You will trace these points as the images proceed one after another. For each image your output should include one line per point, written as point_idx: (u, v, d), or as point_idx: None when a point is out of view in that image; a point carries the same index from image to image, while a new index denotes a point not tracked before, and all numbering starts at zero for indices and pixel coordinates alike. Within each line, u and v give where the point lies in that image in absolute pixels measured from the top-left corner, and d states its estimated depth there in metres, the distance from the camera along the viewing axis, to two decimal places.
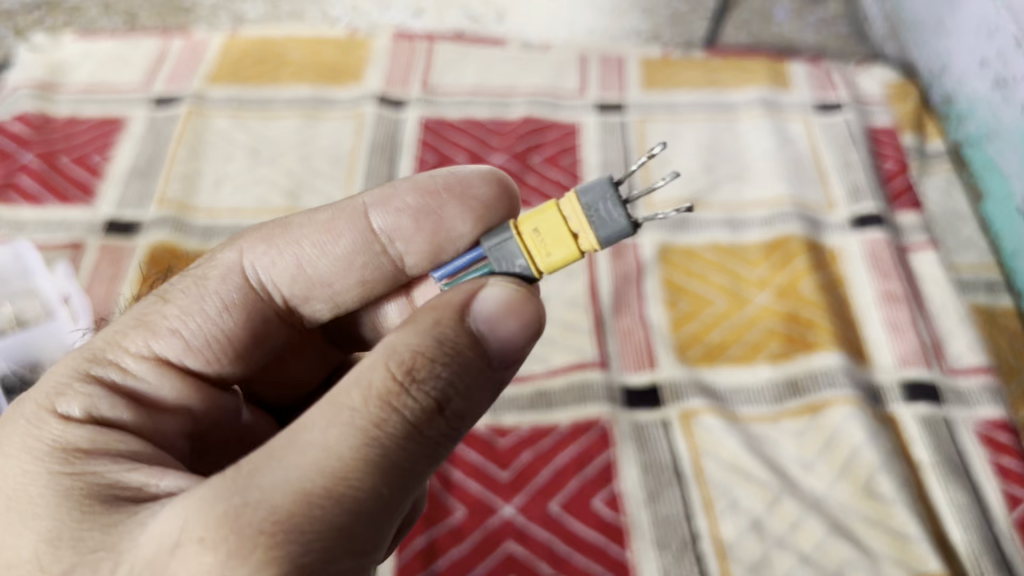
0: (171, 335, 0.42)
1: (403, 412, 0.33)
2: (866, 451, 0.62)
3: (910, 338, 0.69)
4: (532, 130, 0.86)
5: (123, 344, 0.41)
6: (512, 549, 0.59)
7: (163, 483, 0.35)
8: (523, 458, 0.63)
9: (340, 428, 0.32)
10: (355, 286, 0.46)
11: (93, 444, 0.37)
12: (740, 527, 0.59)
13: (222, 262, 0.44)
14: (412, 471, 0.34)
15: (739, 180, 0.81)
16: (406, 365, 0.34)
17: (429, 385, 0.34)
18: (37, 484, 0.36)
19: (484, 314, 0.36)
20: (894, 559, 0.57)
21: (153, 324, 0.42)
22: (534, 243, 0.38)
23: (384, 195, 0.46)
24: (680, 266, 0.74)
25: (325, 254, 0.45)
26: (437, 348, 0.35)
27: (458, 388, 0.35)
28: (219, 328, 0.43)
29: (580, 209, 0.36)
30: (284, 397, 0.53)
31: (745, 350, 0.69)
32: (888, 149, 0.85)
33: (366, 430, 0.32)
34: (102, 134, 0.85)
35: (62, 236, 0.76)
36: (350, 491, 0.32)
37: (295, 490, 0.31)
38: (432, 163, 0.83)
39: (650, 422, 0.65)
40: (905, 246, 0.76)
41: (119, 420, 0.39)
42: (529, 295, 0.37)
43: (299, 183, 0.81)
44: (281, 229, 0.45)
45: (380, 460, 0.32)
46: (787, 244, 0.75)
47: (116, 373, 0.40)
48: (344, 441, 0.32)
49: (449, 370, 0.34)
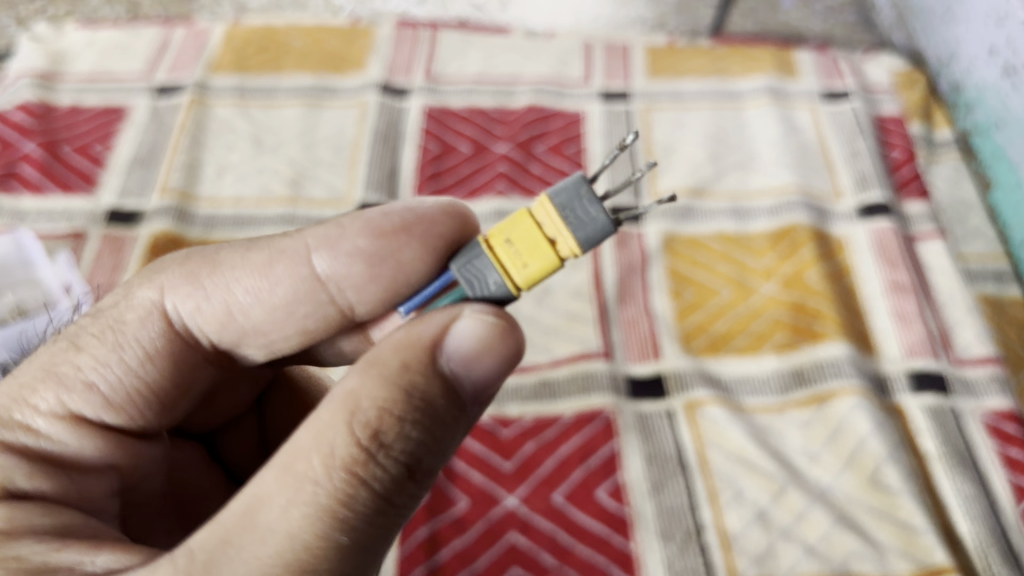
0: (86, 390, 0.41)
1: (370, 482, 0.33)
2: (872, 442, 0.61)
3: (918, 328, 0.68)
4: (536, 118, 0.85)
5: (31, 404, 0.40)
6: (516, 540, 0.58)
7: (98, 560, 0.34)
8: (526, 450, 0.62)
9: (302, 508, 0.32)
10: (295, 335, 0.45)
11: (11, 519, 0.36)
12: (746, 518, 0.59)
13: (139, 302, 0.42)
14: (381, 533, 0.34)
15: (745, 170, 0.81)
16: (371, 428, 0.33)
17: (395, 448, 0.34)
18: None
19: (461, 355, 0.35)
20: (900, 551, 0.57)
21: (63, 376, 0.41)
22: (509, 255, 0.36)
23: (335, 233, 0.44)
24: (685, 256, 0.74)
25: (260, 302, 0.44)
26: (405, 402, 0.34)
27: (425, 445, 0.35)
28: (142, 379, 0.43)
29: (555, 211, 0.35)
30: (207, 423, 0.54)
31: (751, 340, 0.68)
32: (895, 137, 0.84)
33: (331, 510, 0.32)
34: (104, 123, 0.84)
35: (64, 226, 0.76)
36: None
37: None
38: (435, 152, 0.82)
39: (654, 413, 0.64)
40: (912, 236, 0.76)
41: (38, 490, 0.38)
42: (511, 325, 0.36)
43: (302, 173, 0.80)
44: (209, 267, 0.43)
45: (349, 538, 0.33)
46: (793, 234, 0.75)
47: (27, 435, 0.40)
48: (309, 524, 0.32)
49: (417, 428, 0.34)
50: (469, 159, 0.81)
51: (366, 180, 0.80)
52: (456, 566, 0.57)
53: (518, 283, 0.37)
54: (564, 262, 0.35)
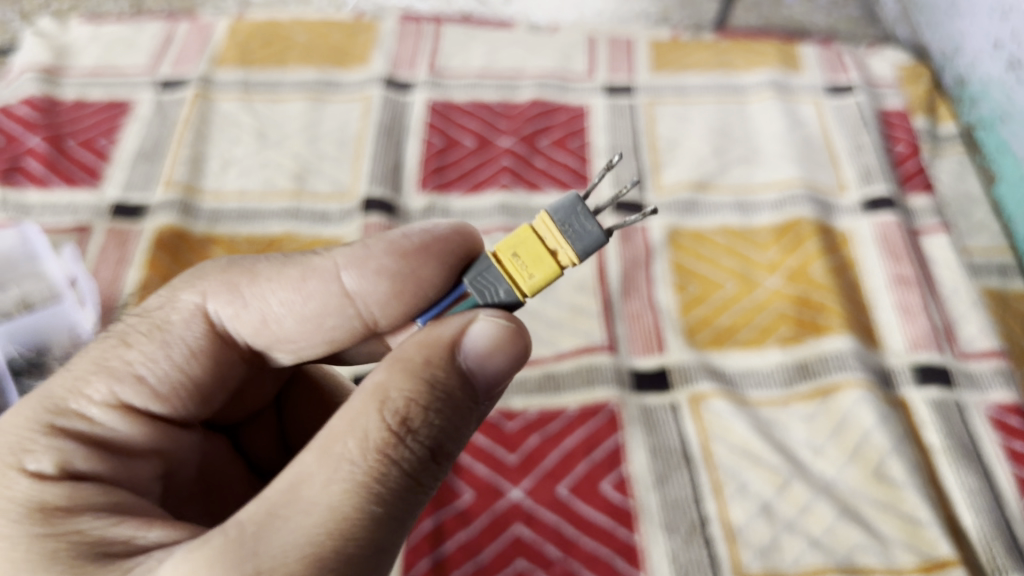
0: (137, 381, 0.42)
1: (401, 463, 0.34)
2: (876, 435, 0.61)
3: (922, 321, 0.68)
4: (540, 112, 0.85)
5: (85, 393, 0.41)
6: (520, 532, 0.58)
7: (150, 535, 0.35)
8: (531, 442, 0.62)
9: (341, 484, 0.33)
10: (322, 344, 0.46)
11: (70, 501, 0.37)
12: (750, 511, 0.59)
13: (184, 304, 0.44)
14: (409, 517, 0.35)
15: (749, 163, 0.81)
16: (400, 414, 0.35)
17: (422, 434, 0.35)
18: (19, 548, 0.35)
19: (475, 352, 0.37)
20: (904, 544, 0.57)
21: (115, 369, 0.41)
22: (513, 266, 0.38)
23: (362, 252, 0.45)
24: (689, 249, 0.74)
25: (292, 313, 0.44)
26: (427, 393, 0.36)
27: (447, 433, 0.36)
28: (186, 376, 0.43)
29: (553, 222, 0.36)
30: (233, 416, 0.54)
31: (755, 334, 0.68)
32: (900, 131, 0.83)
33: (367, 485, 0.34)
34: (108, 117, 0.84)
35: (69, 219, 0.76)
36: (359, 549, 0.33)
37: (305, 549, 0.32)
38: (439, 147, 0.82)
39: (658, 406, 0.64)
40: (917, 229, 0.76)
41: (94, 473, 0.39)
42: (520, 328, 0.37)
43: (307, 167, 0.80)
44: (248, 278, 0.44)
45: (383, 512, 0.34)
46: (798, 227, 0.75)
47: (81, 421, 0.40)
48: (348, 499, 0.33)
49: (439, 416, 0.36)
50: (473, 153, 0.81)
51: (370, 173, 0.79)
52: (461, 558, 0.57)
53: (524, 291, 0.38)
54: (563, 270, 0.37)
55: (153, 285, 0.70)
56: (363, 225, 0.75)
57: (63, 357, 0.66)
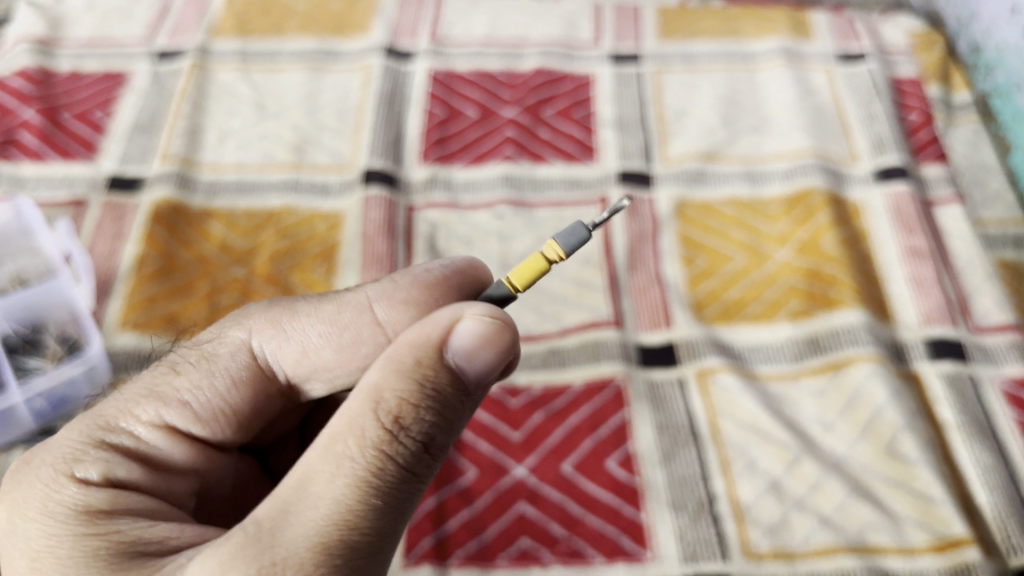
0: (182, 406, 0.40)
1: (398, 458, 0.34)
2: (888, 410, 0.60)
3: (935, 294, 0.67)
4: (545, 81, 0.83)
5: (138, 412, 0.40)
6: (524, 510, 0.57)
7: (182, 537, 0.35)
8: (534, 419, 0.61)
9: (344, 479, 0.33)
10: (358, 371, 0.43)
11: (113, 503, 0.36)
12: (758, 488, 0.57)
13: (235, 343, 0.42)
14: (408, 508, 0.35)
15: (759, 133, 0.79)
16: (394, 413, 0.34)
17: (416, 429, 0.34)
18: (63, 546, 0.35)
19: (463, 353, 0.35)
20: (917, 522, 0.55)
21: (164, 394, 0.40)
22: (517, 283, 0.39)
23: (390, 284, 0.43)
24: (696, 221, 0.73)
25: (329, 342, 0.42)
26: (417, 391, 0.35)
27: (440, 426, 0.35)
28: (224, 405, 0.42)
29: (554, 241, 0.38)
30: (262, 438, 0.51)
31: (764, 308, 0.67)
32: (912, 99, 0.81)
33: (368, 479, 0.33)
34: (104, 88, 0.83)
35: (64, 193, 0.74)
36: (364, 537, 0.32)
37: (315, 542, 0.32)
38: (441, 118, 0.80)
39: (666, 381, 0.63)
40: (930, 200, 0.74)
41: (136, 482, 0.39)
42: (504, 324, 0.36)
43: (306, 139, 0.78)
44: (289, 313, 0.42)
45: (384, 502, 0.33)
46: (809, 198, 0.73)
47: (130, 438, 0.39)
48: (350, 493, 0.33)
49: (432, 412, 0.35)
50: (476, 123, 0.80)
51: (371, 145, 0.77)
52: (464, 536, 0.56)
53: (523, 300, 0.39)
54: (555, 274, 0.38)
55: (150, 261, 0.69)
56: (363, 198, 0.73)
57: (60, 337, 0.65)
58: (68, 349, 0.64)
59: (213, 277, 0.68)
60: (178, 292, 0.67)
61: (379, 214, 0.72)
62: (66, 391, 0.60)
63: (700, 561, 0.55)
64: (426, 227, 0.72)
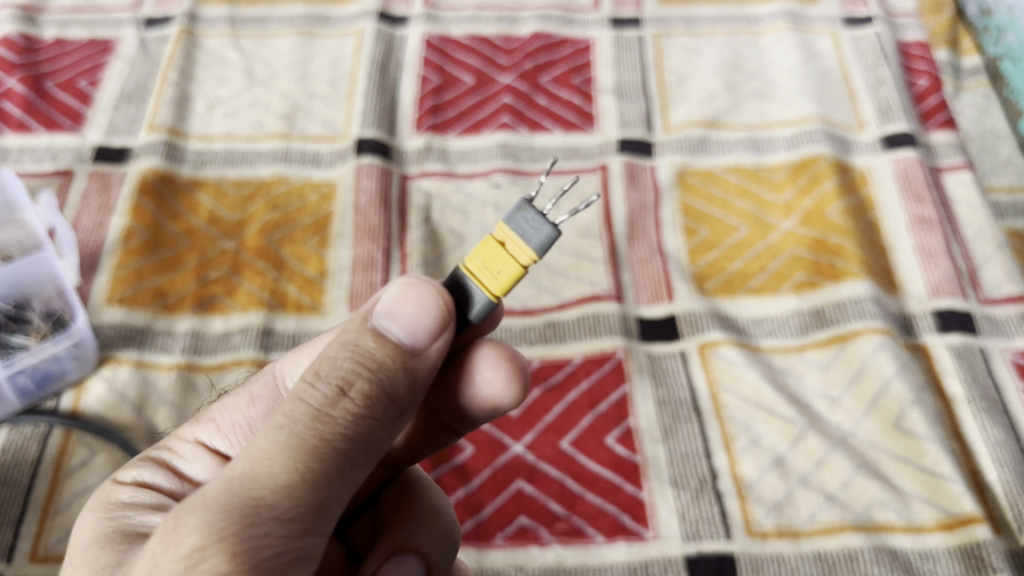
0: (210, 423, 0.39)
1: (310, 402, 0.31)
2: (895, 384, 0.58)
3: (945, 265, 0.65)
4: (542, 46, 0.81)
5: (180, 433, 0.39)
6: (522, 487, 0.56)
7: None
8: (533, 395, 0.60)
9: (259, 428, 0.31)
10: None
11: (133, 497, 0.36)
12: (762, 465, 0.56)
13: (266, 370, 0.41)
14: (340, 461, 0.30)
15: (763, 99, 0.77)
16: (316, 368, 0.32)
17: (332, 376, 0.31)
18: (82, 530, 0.35)
19: (383, 309, 0.32)
20: (925, 499, 0.54)
21: (199, 416, 0.40)
22: (476, 272, 0.33)
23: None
24: (698, 190, 0.71)
25: None
26: (341, 347, 0.32)
27: (366, 374, 0.31)
28: (245, 421, 0.40)
29: (504, 226, 0.32)
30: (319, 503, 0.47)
31: (768, 279, 0.65)
32: (920, 63, 0.79)
33: (278, 422, 0.30)
34: (89, 57, 0.80)
35: (49, 164, 0.72)
36: (264, 471, 0.29)
37: (221, 479, 0.30)
38: (436, 84, 0.78)
39: (667, 354, 0.61)
40: (938, 167, 0.72)
41: (157, 484, 0.37)
42: (426, 282, 0.32)
43: (297, 107, 0.76)
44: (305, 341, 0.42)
45: (294, 442, 0.30)
46: (815, 165, 0.71)
47: (167, 454, 0.39)
48: (259, 435, 0.30)
49: (353, 362, 0.32)
50: (472, 90, 0.77)
51: (363, 114, 0.75)
52: (462, 513, 0.55)
53: (484, 293, 0.33)
54: (524, 269, 0.32)
55: (138, 233, 0.67)
56: (356, 166, 0.71)
57: (45, 313, 0.61)
58: (53, 325, 0.61)
59: (202, 250, 0.66)
60: (168, 266, 0.65)
61: (372, 183, 0.70)
62: (50, 366, 0.58)
63: (702, 540, 0.53)
64: (421, 198, 0.70)
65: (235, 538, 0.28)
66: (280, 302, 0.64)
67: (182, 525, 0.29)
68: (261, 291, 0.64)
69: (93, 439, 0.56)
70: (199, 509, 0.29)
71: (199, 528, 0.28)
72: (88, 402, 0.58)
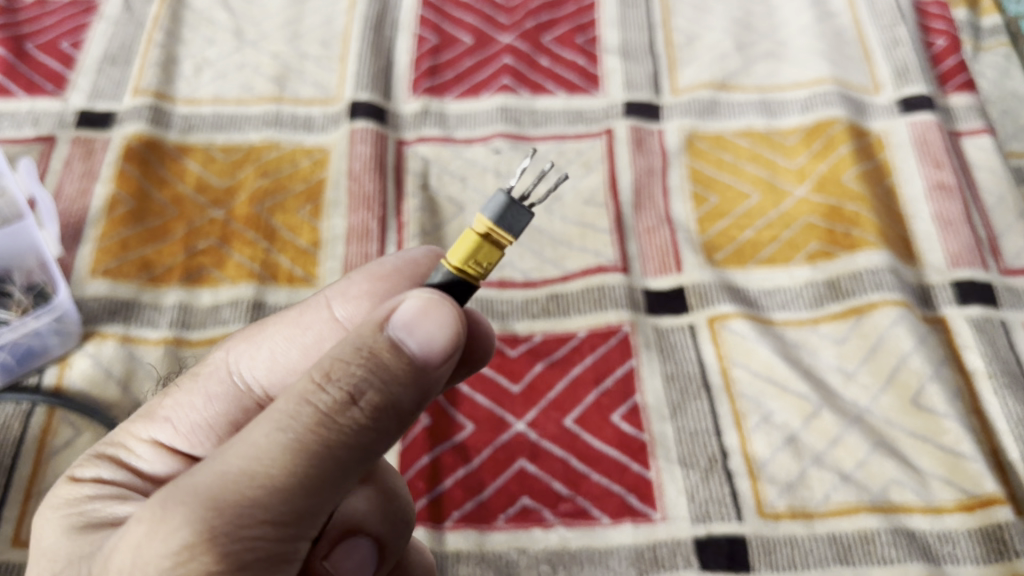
0: (165, 421, 0.37)
1: (318, 406, 0.28)
2: (914, 359, 0.56)
3: (965, 233, 0.62)
4: (544, 5, 0.77)
5: (133, 430, 0.37)
6: (524, 466, 0.53)
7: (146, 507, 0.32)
8: (535, 370, 0.57)
9: (260, 422, 0.28)
10: None
11: (97, 492, 0.34)
12: (774, 444, 0.54)
13: (213, 361, 0.38)
14: (341, 468, 0.28)
15: (775, 59, 0.74)
16: (326, 367, 0.29)
17: (343, 382, 0.28)
18: (46, 529, 0.33)
19: (401, 320, 0.29)
20: (944, 479, 0.52)
21: (152, 412, 0.37)
22: (465, 269, 0.30)
23: (344, 280, 0.39)
24: (707, 156, 0.68)
25: (292, 343, 0.39)
26: (354, 351, 0.29)
27: (378, 385, 0.28)
28: (202, 419, 0.37)
29: (491, 222, 0.29)
30: None
31: (780, 249, 0.62)
32: (938, 22, 0.76)
33: (282, 421, 0.28)
34: (71, 17, 0.76)
35: (30, 130, 0.69)
36: (263, 472, 0.27)
37: (215, 475, 0.27)
38: (432, 44, 0.74)
39: (675, 328, 0.59)
40: (957, 131, 0.69)
41: (116, 478, 0.35)
42: (447, 300, 0.29)
43: (288, 68, 0.73)
44: (259, 327, 0.39)
45: (296, 447, 0.27)
46: (829, 130, 0.68)
47: (123, 451, 0.36)
48: (260, 431, 0.28)
49: (366, 369, 0.28)
50: (472, 51, 0.74)
51: (357, 76, 0.72)
52: (461, 494, 0.52)
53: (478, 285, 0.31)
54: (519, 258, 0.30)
55: (122, 201, 0.64)
56: (350, 131, 0.68)
57: (26, 286, 0.59)
58: (35, 299, 0.58)
59: (190, 219, 0.63)
60: (152, 237, 0.62)
61: (367, 148, 0.67)
62: (32, 342, 0.55)
63: (712, 522, 0.51)
64: (418, 164, 0.67)
65: (225, 539, 0.26)
66: (272, 273, 0.61)
67: (170, 518, 0.27)
68: (251, 263, 0.61)
69: (78, 418, 0.54)
70: (190, 501, 0.27)
71: (188, 524, 0.26)
72: (71, 378, 0.56)
